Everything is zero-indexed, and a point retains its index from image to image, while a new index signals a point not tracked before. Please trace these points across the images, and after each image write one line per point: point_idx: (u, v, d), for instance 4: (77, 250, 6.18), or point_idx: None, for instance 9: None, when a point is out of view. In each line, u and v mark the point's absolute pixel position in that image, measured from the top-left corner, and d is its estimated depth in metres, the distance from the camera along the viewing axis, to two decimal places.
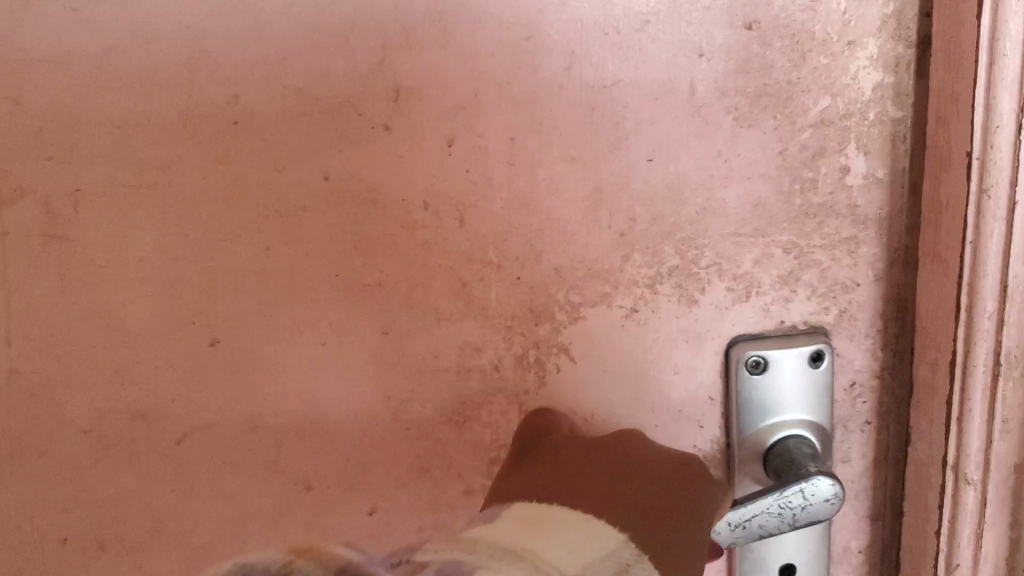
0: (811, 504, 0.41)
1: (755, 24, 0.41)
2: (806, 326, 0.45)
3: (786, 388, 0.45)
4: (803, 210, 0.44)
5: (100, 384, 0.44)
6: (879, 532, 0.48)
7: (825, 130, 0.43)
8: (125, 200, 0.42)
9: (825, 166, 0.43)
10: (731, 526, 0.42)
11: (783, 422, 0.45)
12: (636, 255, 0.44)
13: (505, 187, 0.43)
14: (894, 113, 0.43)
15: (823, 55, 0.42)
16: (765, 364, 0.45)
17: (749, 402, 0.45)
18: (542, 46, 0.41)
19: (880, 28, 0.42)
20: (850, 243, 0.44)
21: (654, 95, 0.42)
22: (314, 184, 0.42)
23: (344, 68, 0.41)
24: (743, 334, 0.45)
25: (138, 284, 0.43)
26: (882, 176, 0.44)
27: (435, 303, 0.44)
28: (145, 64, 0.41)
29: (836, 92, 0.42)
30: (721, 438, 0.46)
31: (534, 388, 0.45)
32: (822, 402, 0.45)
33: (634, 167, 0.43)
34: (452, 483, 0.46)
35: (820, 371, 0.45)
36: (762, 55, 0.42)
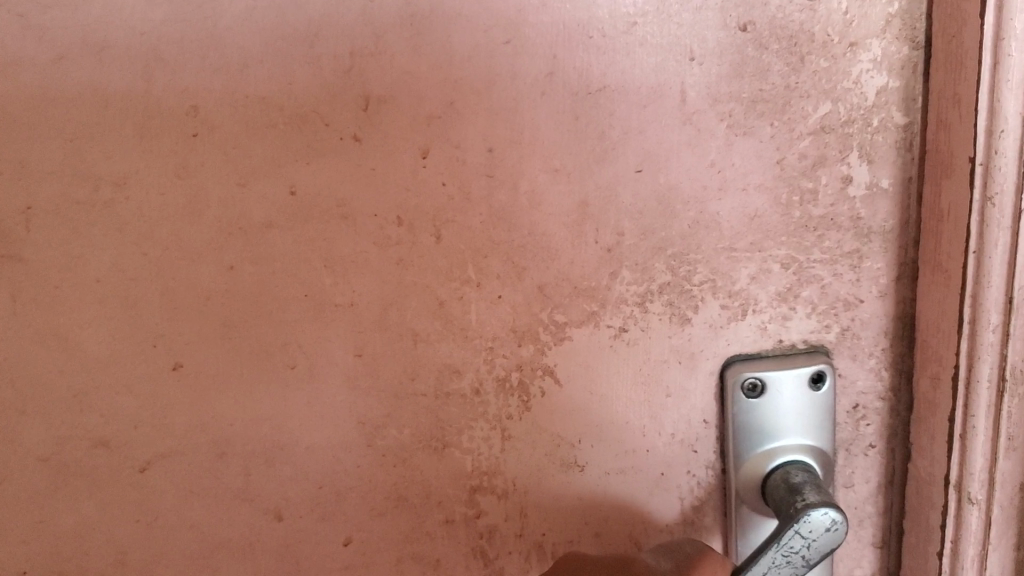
0: (815, 540, 0.39)
1: (750, 25, 0.39)
2: (805, 345, 0.43)
3: (784, 411, 0.42)
4: (802, 223, 0.41)
5: (57, 411, 0.41)
6: (885, 560, 0.46)
7: (826, 137, 0.40)
8: (80, 217, 0.39)
9: (825, 176, 0.41)
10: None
11: (783, 448, 0.43)
12: (624, 271, 0.41)
13: (485, 201, 0.40)
14: (900, 118, 0.40)
15: (823, 57, 0.39)
16: (762, 387, 0.42)
17: (746, 427, 0.43)
18: (521, 50, 0.38)
19: (885, 28, 0.39)
20: (853, 257, 0.42)
21: (642, 102, 0.39)
22: (279, 198, 0.39)
23: (310, 76, 0.38)
24: (738, 354, 0.43)
25: (96, 305, 0.40)
26: (887, 186, 0.41)
27: (412, 324, 0.41)
28: (98, 73, 0.38)
29: (837, 97, 0.40)
30: (717, 463, 0.44)
31: (517, 413, 0.43)
32: (823, 425, 0.43)
33: (621, 179, 0.40)
34: (432, 512, 0.44)
35: (820, 393, 0.42)
36: (758, 58, 0.39)
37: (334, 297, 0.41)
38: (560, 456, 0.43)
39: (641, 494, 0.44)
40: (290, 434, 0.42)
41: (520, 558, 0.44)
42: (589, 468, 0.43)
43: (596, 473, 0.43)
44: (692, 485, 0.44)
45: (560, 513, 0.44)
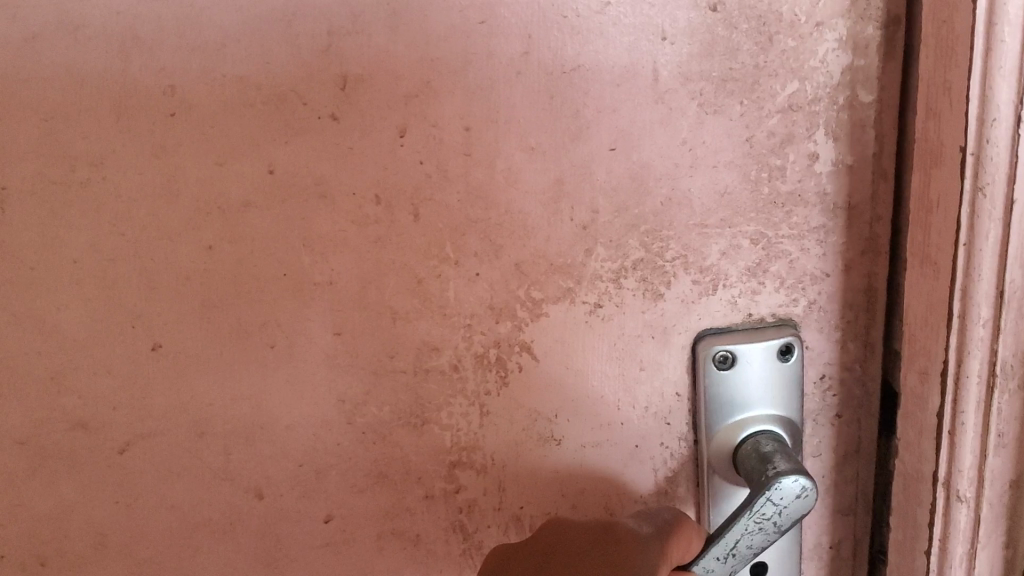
0: (786, 507, 0.40)
1: (719, 5, 0.39)
2: (774, 319, 0.44)
3: (753, 383, 0.44)
4: (771, 199, 0.42)
5: (33, 394, 0.41)
6: (851, 526, 0.47)
7: (794, 115, 0.41)
8: (56, 198, 0.39)
9: (793, 153, 0.42)
10: (721, 559, 0.42)
11: (753, 418, 0.44)
12: (599, 248, 0.42)
13: (462, 179, 0.40)
14: (867, 97, 0.41)
15: (790, 37, 0.40)
16: (732, 359, 0.43)
17: (719, 399, 0.44)
18: (497, 30, 0.39)
19: (849, 8, 0.40)
20: (819, 232, 0.43)
21: (615, 81, 0.40)
22: (257, 178, 0.40)
23: (287, 55, 0.38)
24: (709, 327, 0.44)
25: (73, 286, 0.40)
26: (852, 163, 0.42)
27: (392, 302, 0.42)
28: (73, 53, 0.38)
29: (804, 76, 0.41)
30: (689, 435, 0.45)
31: (495, 389, 0.43)
32: (792, 396, 0.44)
33: (595, 157, 0.41)
34: (412, 488, 0.44)
35: (789, 365, 0.44)
36: (727, 37, 0.40)
37: (313, 276, 0.41)
38: (537, 430, 0.44)
39: (617, 466, 0.45)
40: (269, 413, 0.43)
41: (499, 532, 0.45)
42: (566, 442, 0.44)
43: (572, 446, 0.44)
44: (666, 457, 0.45)
45: (538, 486, 0.45)
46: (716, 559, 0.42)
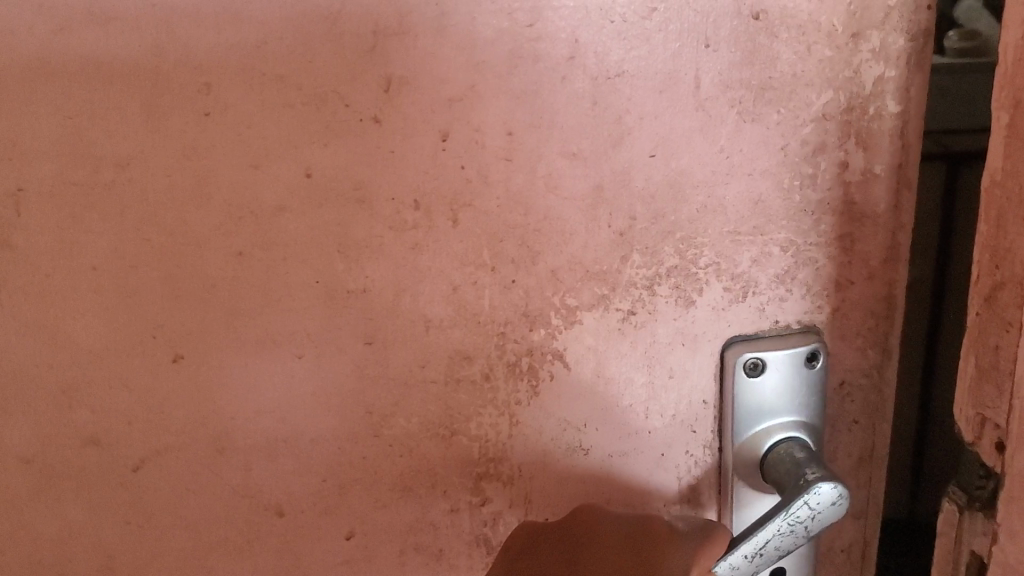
0: (820, 512, 0.40)
1: (762, 14, 0.39)
2: (799, 326, 0.44)
3: (780, 390, 0.44)
4: (801, 207, 0.43)
5: (43, 408, 0.39)
6: (862, 530, 0.48)
7: (827, 124, 0.42)
8: (77, 201, 0.37)
9: (825, 162, 0.42)
10: (748, 557, 0.42)
11: (780, 424, 0.44)
12: (635, 255, 0.42)
13: (502, 185, 0.39)
14: (893, 108, 0.42)
15: (829, 47, 0.40)
16: (762, 366, 0.44)
17: (747, 405, 0.44)
18: (544, 33, 0.38)
19: (884, 20, 0.40)
20: (845, 240, 0.43)
21: (659, 87, 0.40)
22: (293, 180, 0.38)
23: (330, 55, 0.37)
24: (737, 335, 0.44)
25: (91, 295, 0.38)
26: (880, 172, 0.43)
27: (427, 309, 0.40)
28: (103, 45, 0.35)
29: (839, 86, 0.41)
30: (714, 442, 0.45)
31: (526, 398, 0.43)
32: (816, 401, 0.45)
33: (635, 164, 0.40)
34: (437, 501, 0.43)
35: (815, 371, 0.44)
36: (769, 47, 0.40)
37: (346, 283, 0.39)
38: (566, 440, 0.43)
39: (643, 474, 0.45)
40: (294, 427, 0.41)
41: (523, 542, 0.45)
42: (594, 451, 0.44)
43: (600, 455, 0.44)
44: (690, 465, 0.45)
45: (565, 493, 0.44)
46: (743, 557, 0.42)
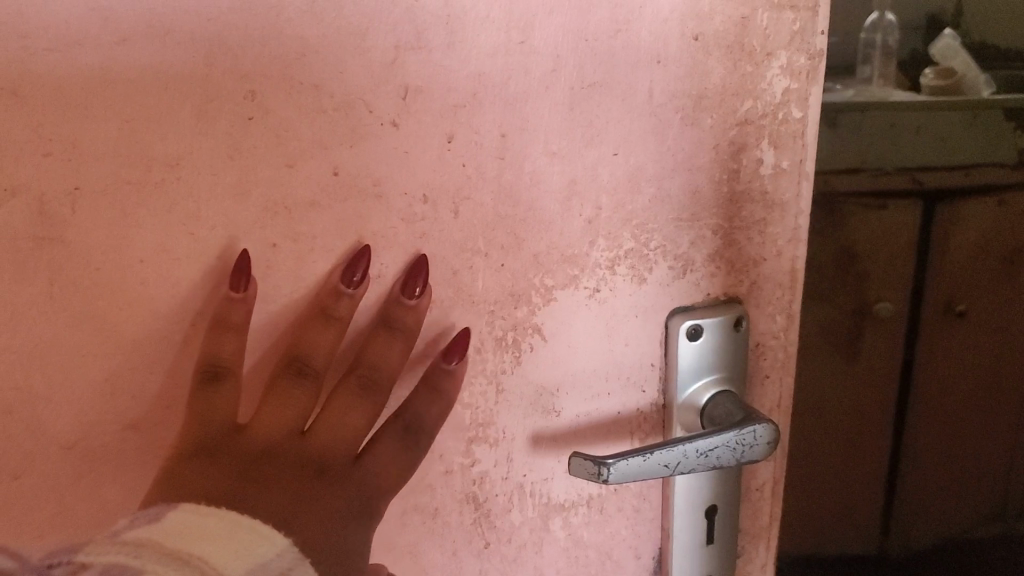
0: (763, 439, 0.43)
1: (699, 36, 0.42)
2: (725, 296, 0.49)
3: (714, 352, 0.48)
4: (729, 198, 0.46)
5: (85, 398, 0.44)
6: (776, 471, 0.52)
7: (747, 128, 0.45)
8: (131, 198, 0.40)
9: (746, 160, 0.45)
10: (692, 454, 0.43)
11: (714, 383, 0.49)
12: (600, 240, 0.46)
13: (496, 180, 0.43)
14: (797, 114, 0.45)
15: (749, 64, 0.43)
16: (699, 331, 0.48)
17: (685, 366, 0.49)
18: (532, 50, 0.41)
19: (790, 42, 0.43)
20: (759, 225, 0.47)
21: (621, 96, 0.43)
22: (323, 178, 0.42)
23: (360, 66, 0.40)
24: (676, 306, 0.49)
25: (138, 287, 0.42)
26: (786, 168, 0.46)
27: (400, 325, 0.46)
28: (161, 56, 0.38)
29: (756, 96, 0.44)
30: (659, 399, 0.51)
31: (510, 367, 0.48)
32: (739, 362, 0.49)
33: (601, 161, 0.44)
34: (433, 464, 0.50)
35: (741, 334, 0.49)
36: (704, 62, 0.43)
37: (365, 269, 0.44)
38: (540, 403, 0.49)
39: (603, 430, 0.51)
40: (302, 409, 0.46)
41: (505, 498, 0.51)
42: (564, 413, 0.50)
43: (569, 415, 0.50)
44: (640, 421, 0.51)
45: (400, 453, 0.48)
46: (692, 451, 0.43)
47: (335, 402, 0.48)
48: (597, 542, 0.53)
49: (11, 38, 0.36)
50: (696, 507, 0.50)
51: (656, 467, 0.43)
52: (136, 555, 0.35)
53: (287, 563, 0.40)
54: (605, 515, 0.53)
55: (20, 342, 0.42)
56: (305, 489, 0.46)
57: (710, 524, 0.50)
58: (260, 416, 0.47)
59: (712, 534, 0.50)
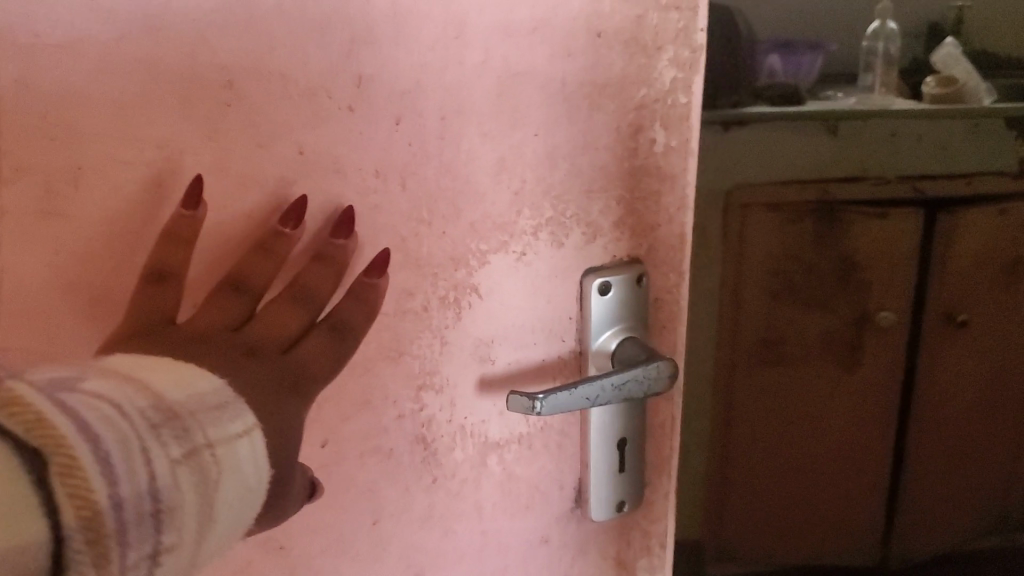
0: (665, 372, 0.50)
1: (602, 33, 0.49)
2: (627, 258, 0.55)
3: (620, 305, 0.55)
4: (630, 172, 0.53)
5: (83, 354, 0.50)
6: (675, 406, 0.58)
7: (644, 111, 0.52)
8: (125, 175, 0.46)
9: (643, 138, 0.53)
10: (608, 389, 0.50)
11: (621, 332, 0.56)
12: (526, 211, 0.52)
13: (437, 157, 0.49)
14: (684, 99, 0.53)
15: (643, 56, 0.51)
16: (608, 287, 0.54)
17: (597, 318, 0.55)
18: (467, 43, 0.47)
19: (676, 37, 0.51)
20: (654, 196, 0.54)
21: (540, 84, 0.49)
22: (289, 156, 0.47)
23: (320, 56, 0.46)
24: (588, 267, 0.55)
25: (130, 254, 0.48)
26: (676, 145, 0.54)
27: (326, 253, 0.49)
28: (151, 51, 0.44)
29: (650, 83, 0.51)
30: (575, 346, 0.56)
31: (452, 322, 0.53)
32: (639, 314, 0.56)
33: (524, 141, 0.50)
34: (387, 410, 0.53)
35: (641, 289, 0.56)
36: (607, 56, 0.50)
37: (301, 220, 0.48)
38: (477, 353, 0.54)
39: (532, 378, 0.56)
40: (243, 313, 0.48)
41: (452, 443, 0.55)
42: (499, 361, 0.54)
43: (504, 363, 0.55)
44: (562, 368, 0.56)
45: (331, 352, 0.48)
46: (609, 386, 0.49)
47: (274, 308, 0.48)
48: (528, 475, 0.57)
49: (22, 38, 0.42)
50: (610, 437, 0.56)
51: (580, 403, 0.49)
52: (84, 369, 0.35)
53: (223, 397, 0.39)
54: (531, 450, 0.57)
55: (28, 303, 0.48)
56: (249, 366, 0.45)
57: (621, 452, 0.57)
58: (195, 314, 0.47)
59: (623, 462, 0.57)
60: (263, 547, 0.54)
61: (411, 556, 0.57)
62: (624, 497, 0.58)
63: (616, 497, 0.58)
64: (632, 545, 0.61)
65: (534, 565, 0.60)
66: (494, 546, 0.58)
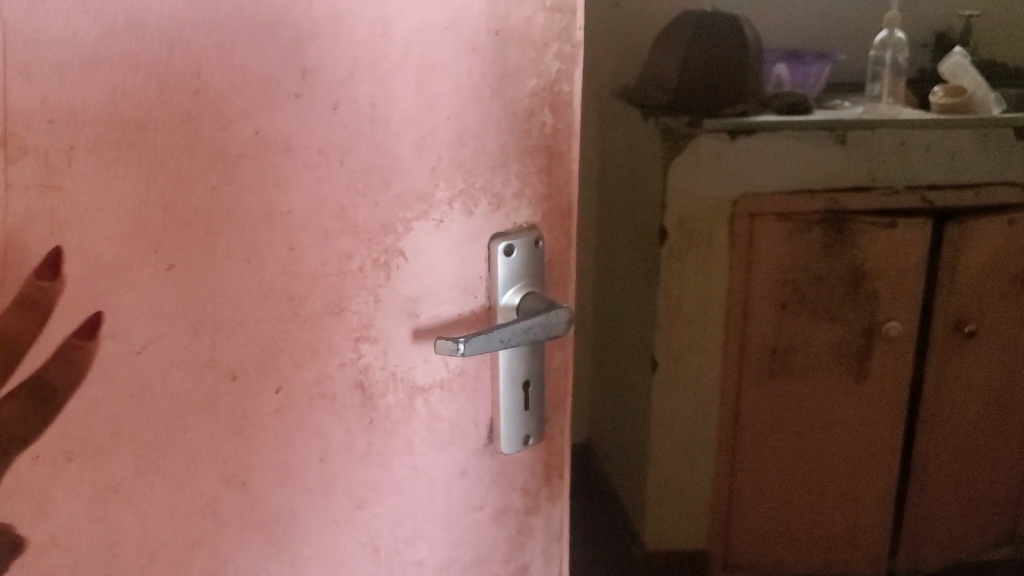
0: (563, 317, 0.60)
1: (499, 31, 0.59)
2: (527, 223, 0.64)
3: (521, 264, 0.64)
4: (525, 150, 0.62)
5: (76, 311, 0.53)
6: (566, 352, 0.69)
7: (536, 98, 0.61)
8: (110, 152, 0.51)
9: (534, 121, 0.62)
10: (519, 333, 0.58)
11: (523, 288, 0.64)
12: (442, 184, 0.60)
13: (370, 137, 0.57)
14: (566, 88, 0.62)
15: (534, 51, 0.60)
16: (512, 250, 0.63)
17: (503, 277, 0.63)
18: (390, 40, 0.56)
19: (559, 34, 0.61)
20: (540, 171, 0.63)
21: (451, 75, 0.58)
22: (245, 137, 0.54)
23: (272, 50, 0.53)
24: (495, 232, 0.63)
25: (117, 223, 0.53)
26: (563, 127, 0.63)
27: (34, 299, 0.52)
28: (134, 45, 0.50)
29: (538, 74, 0.61)
30: (484, 302, 0.64)
31: (384, 282, 0.61)
32: (537, 272, 0.65)
33: (438, 125, 0.59)
34: (331, 358, 0.61)
35: (538, 250, 0.65)
36: (504, 51, 0.59)
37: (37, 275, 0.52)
38: (403, 308, 0.62)
39: (449, 329, 0.63)
40: None
41: (386, 388, 0.63)
42: (421, 315, 0.62)
43: (424, 316, 0.62)
44: (473, 322, 0.64)
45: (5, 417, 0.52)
46: (520, 330, 0.58)
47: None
48: (451, 416, 0.65)
49: (28, 34, 0.48)
50: (517, 379, 0.65)
51: (497, 345, 0.58)
52: None
53: None
54: (453, 393, 0.65)
55: (27, 267, 0.51)
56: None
57: (526, 392, 0.66)
58: None
59: (526, 401, 0.67)
60: (227, 483, 0.60)
61: (354, 490, 0.64)
62: (529, 431, 0.68)
63: (522, 432, 0.67)
64: (536, 476, 0.70)
65: (455, 495, 0.67)
66: (422, 478, 0.66)
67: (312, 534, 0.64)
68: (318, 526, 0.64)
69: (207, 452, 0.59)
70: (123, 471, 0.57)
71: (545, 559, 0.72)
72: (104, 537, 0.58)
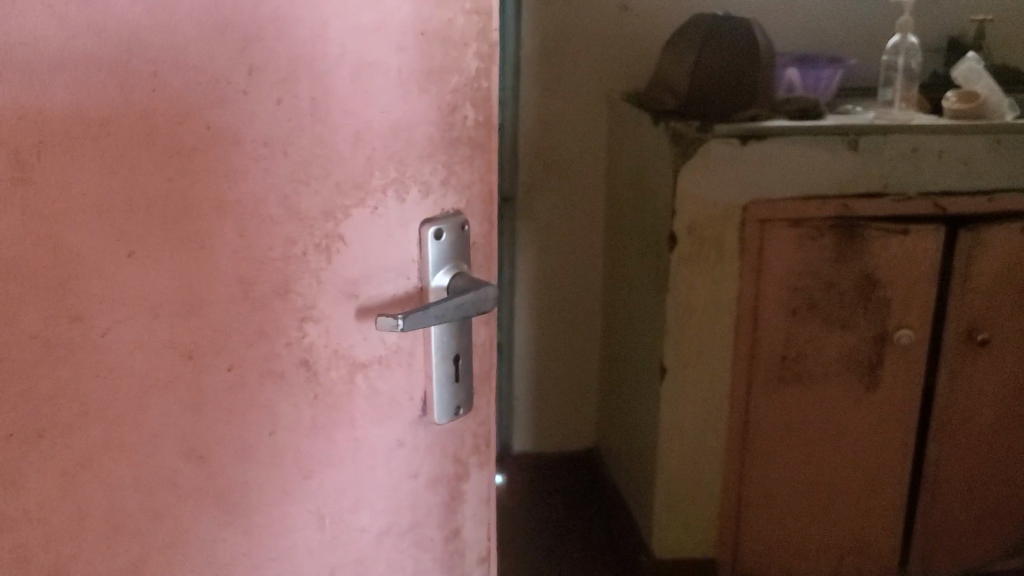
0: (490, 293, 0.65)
1: (423, 33, 0.63)
2: (453, 209, 0.69)
3: (449, 246, 0.69)
4: (452, 142, 0.67)
5: (45, 294, 0.57)
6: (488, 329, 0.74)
7: (457, 94, 0.66)
8: (74, 146, 0.56)
9: (458, 115, 0.66)
10: (452, 308, 0.64)
11: (451, 269, 0.69)
12: (376, 173, 0.64)
13: (312, 131, 0.61)
14: (484, 83, 0.67)
15: (454, 49, 0.65)
16: (440, 232, 0.68)
17: (434, 258, 0.68)
18: (328, 40, 0.60)
19: (477, 34, 0.66)
20: (465, 159, 0.68)
21: (384, 72, 0.62)
22: (199, 132, 0.58)
23: (221, 50, 0.58)
24: (423, 218, 0.68)
25: (82, 212, 0.57)
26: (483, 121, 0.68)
27: None
28: (95, 47, 0.55)
29: (459, 71, 0.65)
30: (420, 283, 0.69)
31: (326, 265, 0.65)
32: (462, 255, 0.70)
33: (373, 119, 0.63)
34: (278, 337, 0.65)
35: (463, 233, 0.70)
36: (428, 50, 0.64)
37: None
38: (344, 290, 0.66)
39: (389, 309, 0.68)
40: None
41: (331, 366, 0.67)
42: (362, 297, 0.67)
43: (365, 297, 0.67)
44: (409, 302, 0.69)
45: None
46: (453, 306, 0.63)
47: None
48: (388, 389, 0.70)
49: None
50: (447, 352, 0.70)
51: (433, 320, 0.63)
52: None
53: None
54: (390, 367, 0.69)
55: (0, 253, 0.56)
56: None
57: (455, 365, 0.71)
58: None
59: (456, 373, 0.71)
60: (185, 457, 0.64)
61: (303, 462, 0.68)
62: (459, 402, 0.72)
63: (452, 403, 0.72)
64: (467, 446, 0.75)
65: (394, 464, 0.72)
66: (364, 449, 0.70)
67: (265, 504, 0.68)
68: (269, 497, 0.68)
69: (167, 428, 0.63)
70: (91, 444, 0.61)
71: (474, 522, 0.78)
72: (70, 506, 0.62)
